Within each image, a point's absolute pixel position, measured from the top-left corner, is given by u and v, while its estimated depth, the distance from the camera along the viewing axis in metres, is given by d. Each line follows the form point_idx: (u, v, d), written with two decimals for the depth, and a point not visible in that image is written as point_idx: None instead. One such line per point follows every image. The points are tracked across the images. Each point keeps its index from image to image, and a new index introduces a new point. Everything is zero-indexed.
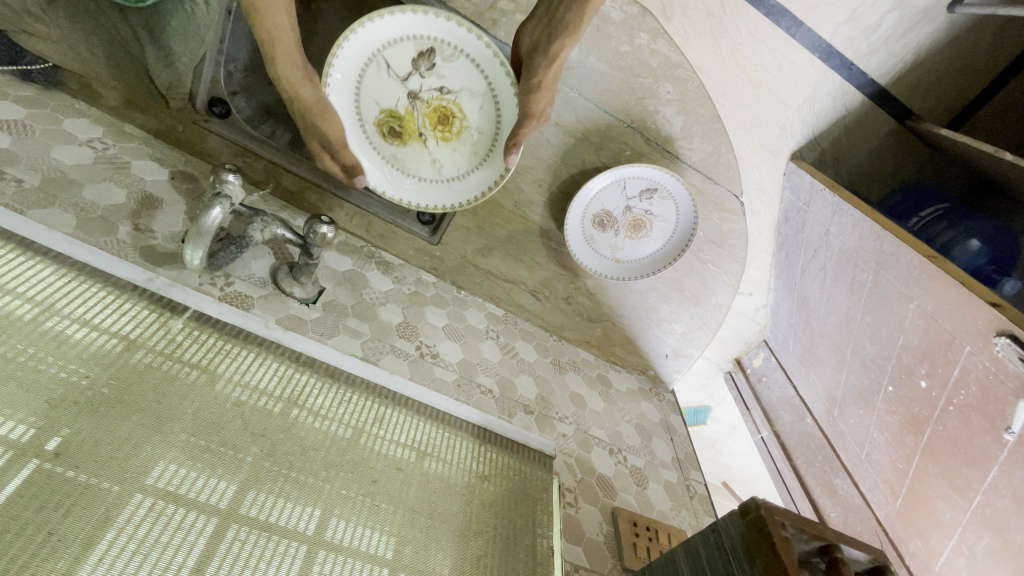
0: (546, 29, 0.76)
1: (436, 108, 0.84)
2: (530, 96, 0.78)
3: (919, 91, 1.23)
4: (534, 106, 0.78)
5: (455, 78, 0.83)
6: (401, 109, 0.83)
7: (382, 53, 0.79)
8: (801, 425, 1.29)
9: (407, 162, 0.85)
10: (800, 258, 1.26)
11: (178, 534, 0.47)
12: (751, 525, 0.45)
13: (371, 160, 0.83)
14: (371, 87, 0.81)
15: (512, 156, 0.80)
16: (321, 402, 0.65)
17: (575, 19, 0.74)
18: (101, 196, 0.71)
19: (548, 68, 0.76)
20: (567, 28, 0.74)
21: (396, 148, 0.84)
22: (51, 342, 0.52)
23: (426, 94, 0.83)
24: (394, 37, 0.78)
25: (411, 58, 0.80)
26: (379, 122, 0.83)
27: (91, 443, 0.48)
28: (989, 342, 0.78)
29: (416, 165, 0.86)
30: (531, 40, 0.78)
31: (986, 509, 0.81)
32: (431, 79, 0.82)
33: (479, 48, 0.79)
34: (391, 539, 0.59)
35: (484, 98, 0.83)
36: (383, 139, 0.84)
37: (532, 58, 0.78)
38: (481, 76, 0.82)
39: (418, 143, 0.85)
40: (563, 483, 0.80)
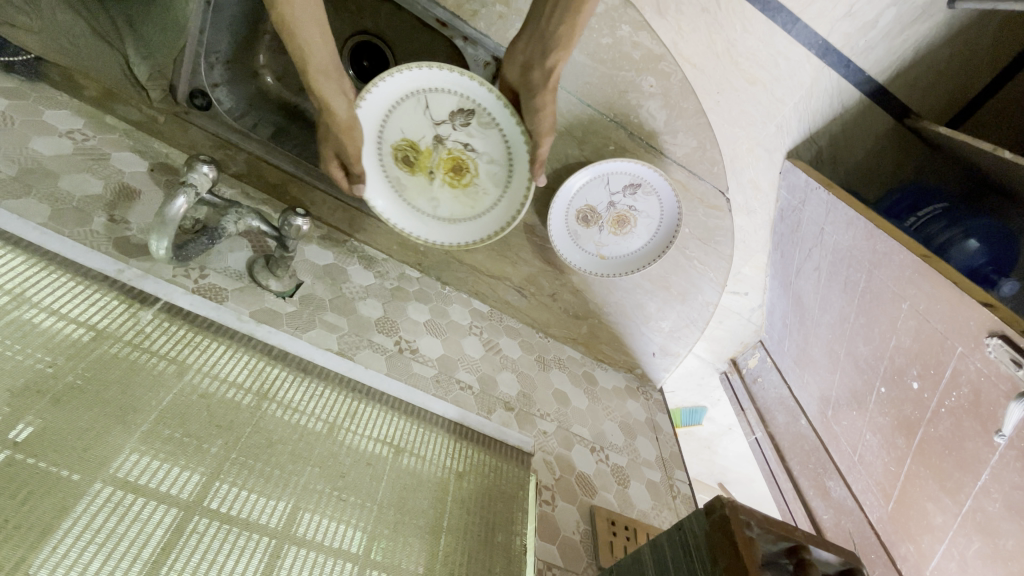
0: (537, 46, 0.77)
1: (453, 158, 0.86)
2: (536, 116, 0.80)
3: (916, 89, 1.21)
4: (542, 122, 0.79)
5: (482, 141, 0.86)
6: (422, 145, 0.85)
7: (426, 96, 0.82)
8: (796, 426, 1.28)
9: (408, 190, 0.86)
10: (795, 257, 1.25)
11: (135, 525, 0.47)
12: (716, 524, 0.44)
13: (374, 177, 0.83)
14: (402, 119, 0.83)
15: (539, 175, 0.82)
16: (293, 396, 0.65)
17: (565, 32, 0.74)
18: (77, 186, 0.71)
19: (546, 83, 0.77)
20: (557, 43, 0.74)
21: (404, 176, 0.86)
22: (18, 330, 0.52)
23: (451, 144, 0.86)
24: (440, 87, 0.81)
25: (450, 109, 0.84)
26: (397, 147, 0.84)
27: (55, 433, 0.48)
28: (980, 343, 0.77)
29: (415, 196, 0.87)
30: (523, 59, 0.79)
31: (977, 513, 0.79)
32: (460, 134, 0.85)
33: (510, 120, 0.82)
34: (361, 534, 0.58)
35: (499, 167, 0.87)
36: (393, 164, 0.84)
37: (530, 76, 0.79)
38: (504, 148, 0.85)
39: (424, 179, 0.86)
40: (541, 481, 0.79)
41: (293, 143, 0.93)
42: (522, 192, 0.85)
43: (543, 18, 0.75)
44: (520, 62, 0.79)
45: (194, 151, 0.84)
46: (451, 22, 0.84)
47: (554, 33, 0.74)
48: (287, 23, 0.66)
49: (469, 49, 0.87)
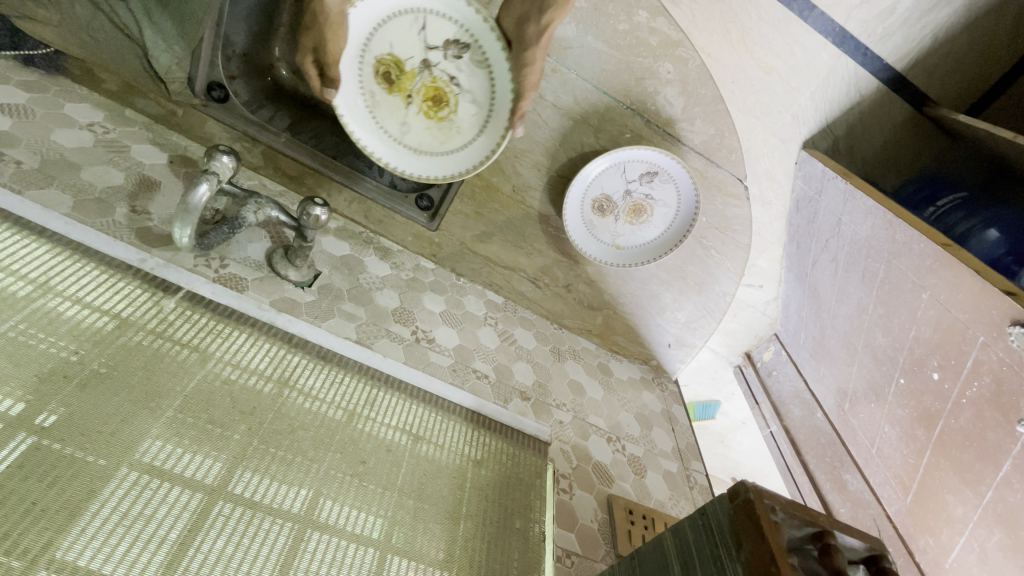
0: (536, 1, 0.77)
1: (436, 89, 0.82)
2: (524, 69, 0.79)
3: (937, 76, 1.19)
4: (529, 75, 0.78)
5: (469, 79, 0.82)
6: (408, 65, 0.81)
7: (424, 17, 0.79)
8: (812, 419, 1.26)
9: (379, 107, 0.81)
10: (811, 248, 1.23)
11: (161, 508, 0.48)
12: (740, 508, 0.44)
13: (347, 83, 0.78)
14: (394, 34, 0.79)
15: (518, 125, 0.80)
16: (313, 383, 0.65)
17: None
18: (99, 177, 0.72)
19: (540, 39, 0.77)
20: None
21: (379, 93, 0.81)
22: (42, 318, 0.53)
23: (437, 72, 0.82)
24: (440, 12, 0.79)
25: (446, 36, 0.80)
26: (380, 60, 0.79)
27: (81, 419, 0.49)
28: (1003, 332, 0.75)
29: (384, 116, 0.81)
30: (520, 13, 0.78)
31: (998, 505, 0.78)
32: (448, 66, 0.82)
33: (503, 60, 0.80)
34: (380, 520, 0.58)
35: (480, 108, 0.83)
36: (371, 76, 0.80)
37: (524, 31, 0.78)
38: (489, 90, 0.82)
39: (398, 101, 0.82)
40: (558, 469, 0.79)
41: None
42: (497, 137, 0.82)
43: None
44: (515, 16, 0.78)
45: (211, 143, 0.85)
46: None
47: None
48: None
49: None
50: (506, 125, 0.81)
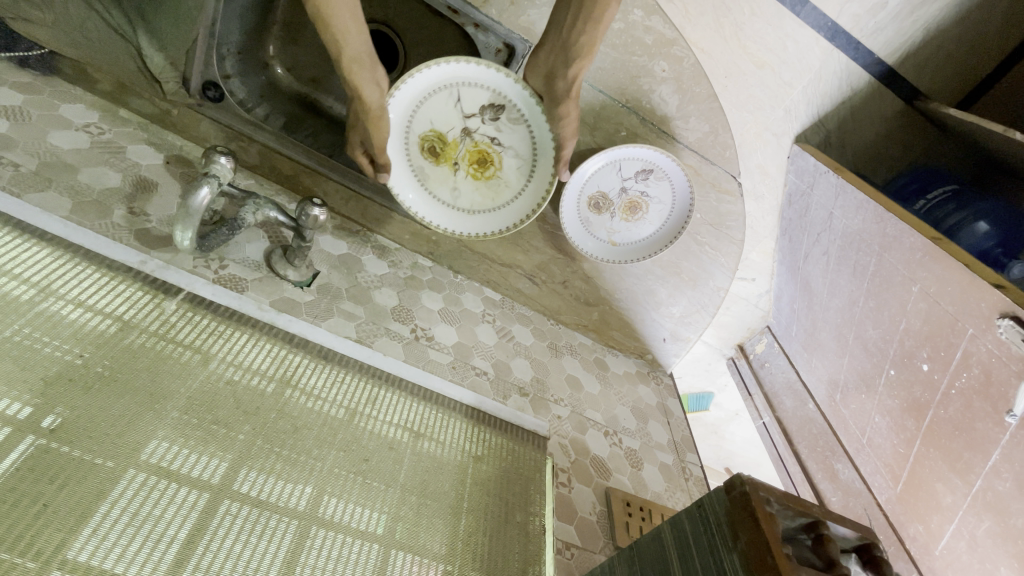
0: (559, 56, 0.79)
1: (479, 151, 0.87)
2: (559, 122, 0.81)
3: (927, 70, 1.21)
4: (567, 126, 0.81)
5: (509, 136, 0.87)
6: (450, 136, 0.86)
7: (458, 89, 0.83)
8: (804, 410, 1.29)
9: (431, 180, 0.86)
10: (803, 242, 1.25)
11: (170, 508, 0.48)
12: (736, 501, 0.45)
13: (399, 164, 0.83)
14: (433, 111, 0.84)
15: (563, 171, 0.83)
16: (314, 383, 0.66)
17: (590, 41, 0.76)
18: (96, 179, 0.72)
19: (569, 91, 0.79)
20: (580, 51, 0.76)
21: (429, 165, 0.86)
22: (47, 322, 0.53)
23: (478, 137, 0.87)
24: (472, 82, 0.83)
25: (480, 103, 0.85)
26: (424, 137, 0.84)
27: (86, 420, 0.49)
28: (991, 325, 0.77)
29: (437, 185, 0.87)
30: (546, 69, 0.80)
31: (987, 493, 0.81)
32: (487, 129, 0.86)
33: (538, 115, 0.84)
34: (383, 516, 0.59)
35: (524, 161, 0.87)
36: (418, 152, 0.85)
37: (554, 85, 0.80)
38: (531, 144, 0.86)
39: (448, 171, 0.87)
40: (557, 464, 0.81)
41: (305, 132, 0.94)
42: (544, 188, 0.85)
43: (564, 27, 0.77)
44: (542, 73, 0.81)
45: (208, 144, 0.85)
46: (462, 9, 0.82)
47: (577, 41, 0.76)
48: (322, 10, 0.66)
49: (480, 36, 0.85)
50: (552, 173, 0.85)
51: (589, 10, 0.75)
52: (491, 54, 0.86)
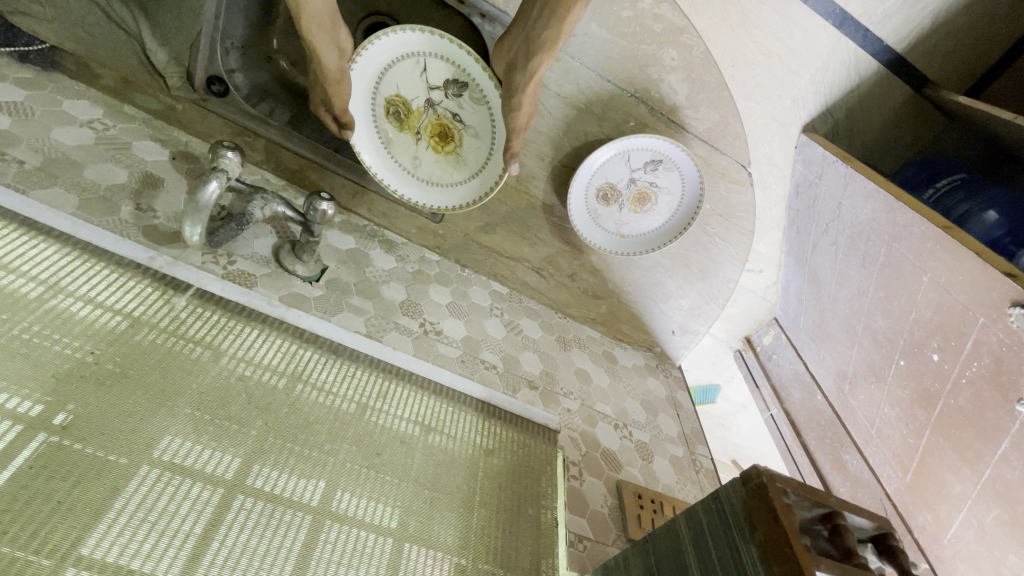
0: (521, 47, 0.75)
1: (441, 125, 0.86)
2: (512, 114, 0.79)
3: (937, 58, 1.19)
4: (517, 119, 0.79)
5: (471, 114, 0.86)
6: (414, 104, 0.84)
7: (425, 58, 0.82)
8: (812, 401, 1.28)
9: (392, 145, 0.85)
10: (811, 232, 1.24)
11: (184, 504, 0.48)
12: (753, 492, 0.45)
13: (362, 127, 0.81)
14: (399, 76, 0.82)
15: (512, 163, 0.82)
16: (325, 377, 0.66)
17: (552, 36, 0.71)
18: (102, 175, 0.71)
19: (525, 86, 0.76)
20: (541, 45, 0.72)
21: (392, 131, 0.84)
22: (56, 320, 0.53)
23: (441, 110, 0.86)
24: (438, 53, 0.81)
25: (445, 76, 0.83)
26: (389, 101, 0.83)
27: (97, 417, 0.49)
28: (1003, 313, 0.77)
29: (398, 152, 0.85)
30: (509, 60, 0.77)
31: (997, 482, 0.80)
32: (450, 104, 0.85)
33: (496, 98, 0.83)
34: (396, 510, 0.59)
35: (483, 142, 0.87)
36: (382, 116, 0.83)
37: (512, 77, 0.77)
38: (490, 125, 0.86)
39: (409, 138, 0.86)
40: (567, 457, 0.81)
41: (310, 127, 0.93)
42: (497, 172, 0.85)
43: (530, 17, 0.72)
44: (507, 62, 0.78)
45: (213, 139, 0.84)
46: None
47: (538, 36, 0.71)
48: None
49: (487, 27, 0.84)
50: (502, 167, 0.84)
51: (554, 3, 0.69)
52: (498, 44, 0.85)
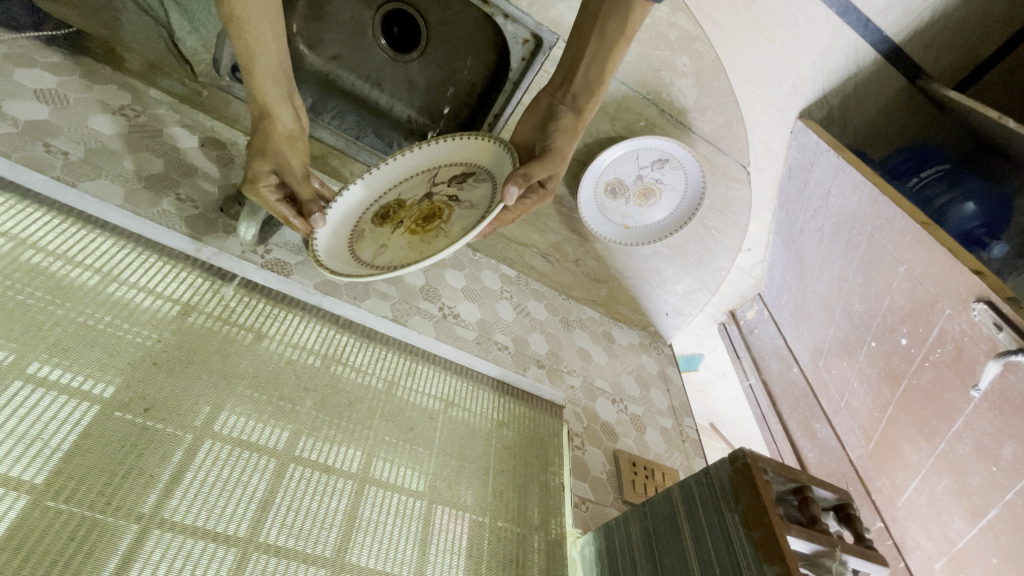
0: (564, 89, 0.81)
1: (432, 208, 0.75)
2: (559, 136, 0.79)
3: (933, 51, 1.25)
4: (563, 146, 0.78)
5: (470, 195, 0.75)
6: (410, 202, 0.76)
7: (436, 166, 0.78)
8: (788, 373, 1.40)
9: (363, 239, 0.73)
10: (799, 217, 1.31)
11: (255, 474, 0.56)
12: (739, 469, 0.54)
13: (338, 220, 0.72)
14: (402, 183, 0.77)
15: (511, 187, 0.64)
16: (359, 360, 0.72)
17: (598, 78, 0.78)
18: (141, 165, 0.74)
19: (574, 120, 0.80)
20: (589, 86, 0.79)
21: (370, 228, 0.75)
22: (123, 310, 0.58)
23: (437, 198, 0.76)
24: (452, 158, 0.78)
25: (453, 174, 0.78)
26: (384, 205, 0.76)
27: (171, 399, 0.56)
28: (967, 307, 0.86)
29: (363, 245, 0.73)
30: (546, 108, 0.83)
31: (948, 455, 0.91)
32: (450, 191, 0.76)
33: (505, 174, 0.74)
34: (425, 476, 0.67)
35: (476, 213, 0.72)
36: (371, 217, 0.75)
37: (555, 113, 0.81)
38: (490, 197, 0.74)
39: (387, 231, 0.74)
40: (572, 429, 0.89)
41: (330, 112, 0.96)
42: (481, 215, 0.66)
43: (575, 68, 0.80)
44: (544, 110, 0.83)
45: (238, 124, 0.87)
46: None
47: (588, 76, 0.78)
48: (238, 18, 0.57)
49: (509, 26, 0.86)
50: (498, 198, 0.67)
51: (602, 52, 0.77)
52: (519, 44, 0.88)
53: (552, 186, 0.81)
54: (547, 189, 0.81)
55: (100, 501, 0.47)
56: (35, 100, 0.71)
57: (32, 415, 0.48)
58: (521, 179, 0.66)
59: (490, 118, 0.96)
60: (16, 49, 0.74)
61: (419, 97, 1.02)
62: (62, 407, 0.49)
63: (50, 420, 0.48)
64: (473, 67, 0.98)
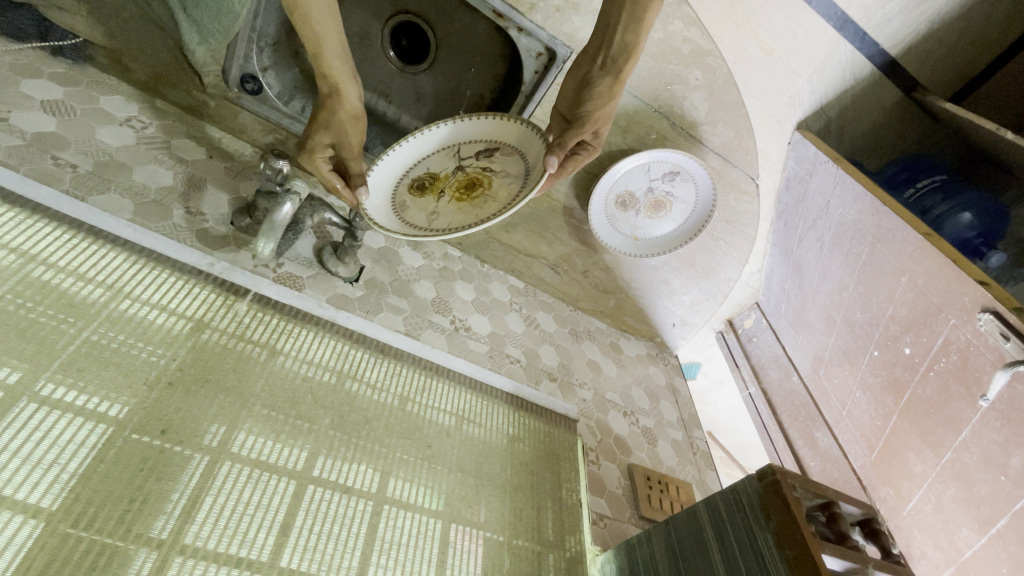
0: (601, 52, 0.79)
1: (469, 178, 0.78)
2: (597, 103, 0.79)
3: (927, 64, 1.28)
4: (603, 108, 0.79)
5: (505, 163, 0.78)
6: (442, 173, 0.78)
7: (458, 141, 0.79)
8: (788, 382, 1.41)
9: (409, 209, 0.78)
10: (798, 227, 1.32)
11: (274, 496, 0.55)
12: (768, 486, 0.53)
13: (378, 194, 0.75)
14: (429, 156, 0.79)
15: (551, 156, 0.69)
16: (375, 375, 0.71)
17: (634, 42, 0.75)
18: (150, 178, 0.73)
19: (612, 84, 0.79)
20: (625, 51, 0.76)
21: (411, 199, 0.78)
22: (136, 328, 0.57)
23: (469, 168, 0.78)
24: (475, 135, 0.78)
25: (478, 146, 0.79)
26: (415, 178, 0.78)
27: (188, 422, 0.54)
28: (972, 317, 0.86)
29: (411, 214, 0.78)
30: (583, 74, 0.81)
31: (955, 464, 0.92)
32: (482, 162, 0.78)
33: (537, 149, 0.76)
34: (443, 495, 0.66)
35: (517, 181, 0.77)
36: (406, 189, 0.78)
37: (589, 81, 0.80)
38: (525, 165, 0.77)
39: (431, 200, 0.78)
40: (587, 443, 0.88)
41: None
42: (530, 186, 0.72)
43: (608, 33, 0.76)
44: (581, 76, 0.82)
45: (246, 135, 0.86)
46: (508, 13, 0.84)
47: (623, 41, 0.75)
48: (298, 9, 0.58)
49: (523, 40, 0.86)
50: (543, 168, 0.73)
51: (637, 12, 0.73)
52: (532, 57, 0.88)
53: (597, 140, 0.83)
54: (594, 146, 0.82)
55: (118, 528, 0.46)
56: (42, 111, 0.70)
57: (48, 438, 0.46)
58: (559, 148, 0.73)
59: None
60: (21, 60, 0.72)
61: (428, 108, 1.02)
62: (76, 430, 0.48)
63: (66, 444, 0.47)
64: (481, 80, 0.98)
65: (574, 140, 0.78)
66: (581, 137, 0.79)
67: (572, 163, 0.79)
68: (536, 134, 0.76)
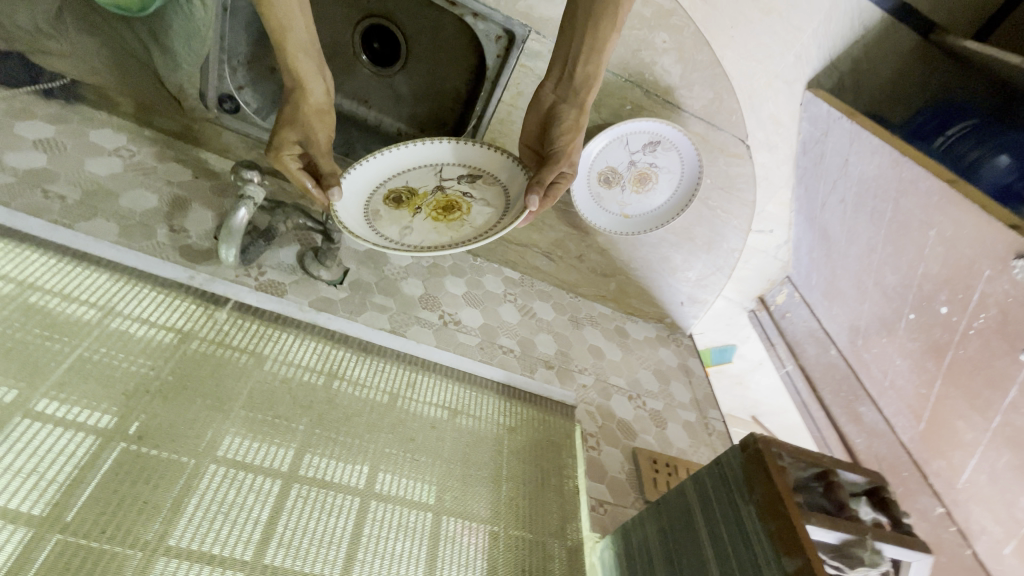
0: (563, 82, 0.80)
1: (447, 200, 0.77)
2: (567, 137, 0.81)
3: (942, 4, 1.19)
4: (572, 141, 0.80)
5: (485, 192, 0.79)
6: (421, 189, 0.77)
7: (441, 161, 0.78)
8: (826, 356, 1.27)
9: (382, 219, 0.74)
10: (819, 189, 1.23)
11: (251, 495, 0.55)
12: (751, 457, 0.50)
13: (352, 198, 0.72)
14: (409, 170, 0.78)
15: (533, 197, 0.70)
16: (359, 373, 0.72)
17: (593, 71, 0.78)
18: (135, 202, 0.77)
19: (577, 116, 0.81)
20: (586, 81, 0.79)
21: (385, 209, 0.75)
22: (118, 341, 0.59)
23: (450, 191, 0.78)
24: (458, 158, 0.79)
25: (460, 171, 0.79)
26: (393, 189, 0.76)
27: (166, 427, 0.56)
28: (1008, 266, 0.79)
29: (383, 224, 0.74)
30: (549, 105, 0.83)
31: (1006, 428, 0.84)
32: (462, 187, 0.78)
33: (520, 184, 0.78)
34: (434, 487, 0.66)
35: (496, 213, 0.77)
36: (381, 199, 0.75)
37: (557, 113, 0.82)
38: (505, 198, 0.78)
39: (404, 214, 0.75)
40: (586, 429, 0.86)
41: None
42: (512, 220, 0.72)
43: (571, 57, 0.78)
44: (545, 111, 0.83)
45: (229, 153, 0.89)
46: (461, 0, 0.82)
47: (582, 72, 0.78)
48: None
49: (480, 25, 0.85)
50: (522, 206, 0.73)
51: (597, 40, 0.75)
52: (492, 41, 0.87)
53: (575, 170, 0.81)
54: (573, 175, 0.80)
55: (95, 530, 0.48)
56: (33, 149, 0.75)
57: (28, 449, 0.49)
58: (539, 186, 0.73)
59: (474, 119, 0.95)
60: (17, 105, 0.77)
61: (407, 108, 1.03)
62: (56, 440, 0.50)
63: (46, 453, 0.49)
64: (457, 74, 0.97)
65: (552, 173, 0.76)
66: (558, 169, 0.78)
67: (555, 190, 0.76)
68: (517, 169, 0.78)
